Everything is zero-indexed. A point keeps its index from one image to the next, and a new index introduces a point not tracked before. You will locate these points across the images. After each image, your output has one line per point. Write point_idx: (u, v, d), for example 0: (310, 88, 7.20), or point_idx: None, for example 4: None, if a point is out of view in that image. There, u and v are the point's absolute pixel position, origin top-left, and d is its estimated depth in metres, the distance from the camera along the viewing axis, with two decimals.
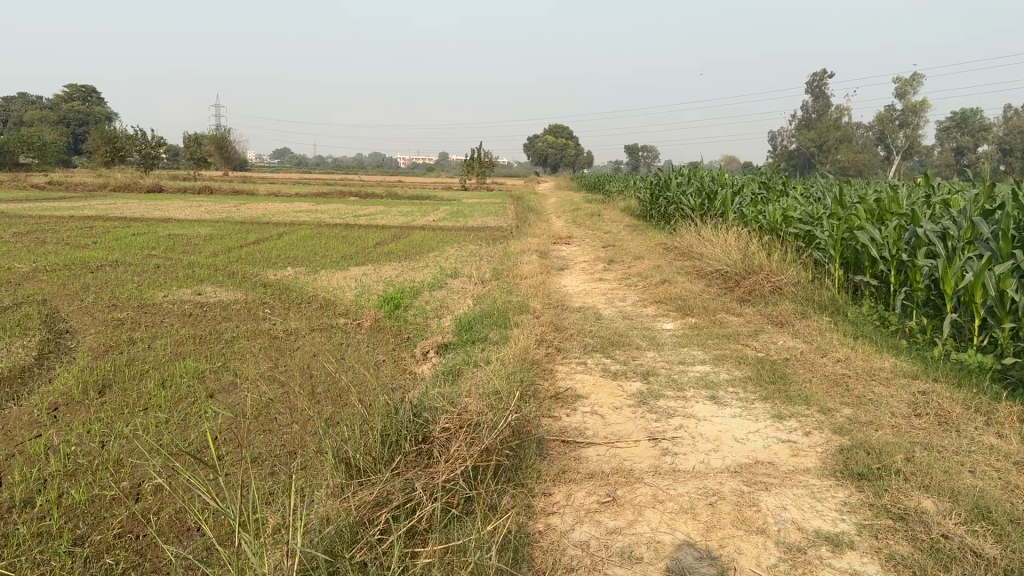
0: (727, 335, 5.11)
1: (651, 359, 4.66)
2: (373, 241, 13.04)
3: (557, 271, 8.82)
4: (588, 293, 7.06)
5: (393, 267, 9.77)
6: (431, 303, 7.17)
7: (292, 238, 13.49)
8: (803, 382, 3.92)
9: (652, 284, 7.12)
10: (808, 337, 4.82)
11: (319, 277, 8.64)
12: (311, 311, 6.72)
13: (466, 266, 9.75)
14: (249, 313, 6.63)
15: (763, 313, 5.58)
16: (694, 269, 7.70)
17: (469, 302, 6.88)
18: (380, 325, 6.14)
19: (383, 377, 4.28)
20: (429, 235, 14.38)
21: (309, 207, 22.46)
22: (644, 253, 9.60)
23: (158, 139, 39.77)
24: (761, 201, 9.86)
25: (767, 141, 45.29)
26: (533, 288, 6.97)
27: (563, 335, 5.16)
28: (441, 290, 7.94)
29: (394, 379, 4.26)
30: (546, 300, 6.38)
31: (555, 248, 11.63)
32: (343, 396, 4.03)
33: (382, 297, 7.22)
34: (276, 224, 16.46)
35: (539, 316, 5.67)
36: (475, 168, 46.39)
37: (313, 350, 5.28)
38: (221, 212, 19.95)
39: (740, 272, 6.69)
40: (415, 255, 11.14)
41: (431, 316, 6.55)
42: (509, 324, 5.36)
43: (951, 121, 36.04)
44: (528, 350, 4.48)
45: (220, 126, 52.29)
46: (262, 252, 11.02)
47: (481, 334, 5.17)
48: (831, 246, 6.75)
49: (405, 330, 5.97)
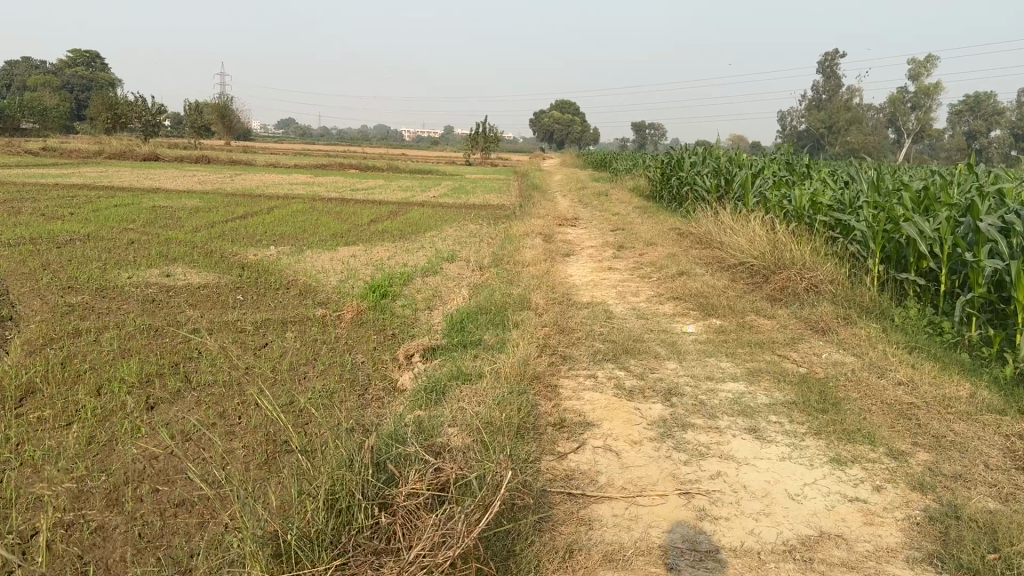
0: (760, 343, 4.41)
1: (673, 372, 3.96)
2: (368, 218, 12.33)
3: (562, 257, 8.09)
4: (596, 285, 6.34)
5: (386, 247, 9.06)
6: (424, 292, 6.46)
7: (282, 212, 12.74)
8: (863, 414, 3.23)
9: (668, 276, 6.40)
10: (857, 349, 4.12)
11: (303, 259, 7.93)
12: (288, 299, 6.03)
13: (464, 249, 9.03)
14: (218, 301, 5.92)
15: (800, 316, 4.88)
16: (714, 260, 6.97)
17: (464, 293, 6.17)
18: (362, 318, 5.44)
19: (353, 402, 3.60)
20: (426, 213, 13.62)
21: (305, 180, 21.66)
22: (657, 239, 8.87)
23: (157, 106, 38.99)
24: (784, 183, 9.08)
25: (777, 121, 44.27)
26: (537, 278, 6.27)
27: (570, 338, 4.46)
28: (435, 276, 7.24)
29: (369, 403, 3.58)
30: (551, 293, 5.67)
31: (561, 231, 10.89)
32: (305, 421, 3.37)
33: (368, 284, 6.50)
34: (267, 197, 15.72)
35: (542, 314, 4.97)
36: (480, 142, 45.41)
37: (281, 351, 4.61)
38: (214, 183, 19.17)
39: (769, 266, 5.96)
40: (410, 235, 10.41)
41: (420, 309, 5.85)
42: (508, 324, 4.64)
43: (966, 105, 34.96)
44: (529, 360, 3.79)
45: (220, 96, 51.34)
46: (247, 229, 10.30)
47: (475, 335, 4.47)
48: (870, 239, 6.00)
49: (390, 326, 5.27)
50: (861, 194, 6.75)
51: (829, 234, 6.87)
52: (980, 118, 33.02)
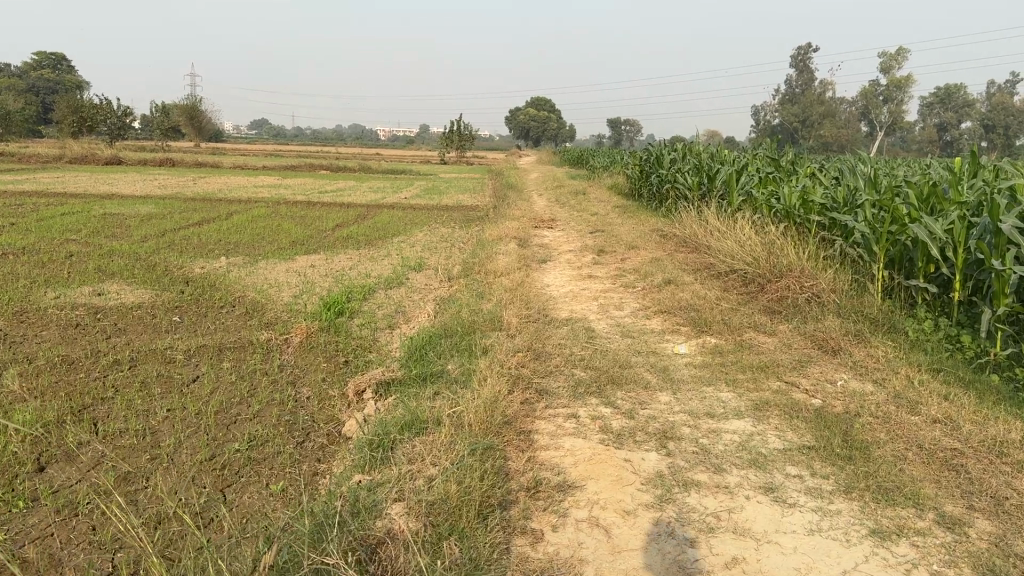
0: (764, 367, 3.85)
1: (667, 406, 3.39)
2: (333, 222, 11.68)
3: (538, 265, 7.51)
4: (575, 296, 5.78)
5: (348, 255, 8.42)
6: (386, 307, 5.86)
7: (241, 218, 12.06)
8: (900, 465, 2.69)
9: (654, 286, 5.84)
10: (876, 374, 3.59)
11: (256, 271, 7.28)
12: (232, 321, 5.40)
13: (433, 256, 8.42)
14: (152, 326, 5.27)
15: (804, 332, 4.34)
16: (702, 265, 6.43)
17: (429, 308, 5.58)
18: (312, 341, 4.82)
19: (287, 469, 3.03)
20: (397, 216, 12.99)
21: (273, 182, 20.91)
22: (639, 242, 8.33)
23: (123, 108, 38.09)
24: (772, 180, 8.55)
25: (752, 116, 44.12)
26: (509, 290, 5.68)
27: (547, 366, 3.88)
28: (399, 288, 6.62)
29: (306, 472, 2.98)
30: (526, 309, 5.09)
31: (536, 233, 10.31)
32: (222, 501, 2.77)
33: (323, 299, 5.89)
34: (228, 201, 14.98)
35: (515, 335, 4.38)
36: (454, 141, 44.74)
37: (212, 390, 4.01)
38: (175, 187, 18.37)
39: (764, 273, 5.42)
40: (377, 241, 9.78)
41: (379, 328, 5.24)
42: (475, 348, 4.05)
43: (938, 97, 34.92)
44: (498, 400, 3.20)
45: (188, 98, 50.25)
46: (201, 238, 9.61)
47: (436, 364, 3.87)
48: (871, 241, 5.47)
49: (343, 351, 4.65)
50: (858, 190, 6.23)
51: (823, 235, 6.34)
52: (950, 109, 33.00)
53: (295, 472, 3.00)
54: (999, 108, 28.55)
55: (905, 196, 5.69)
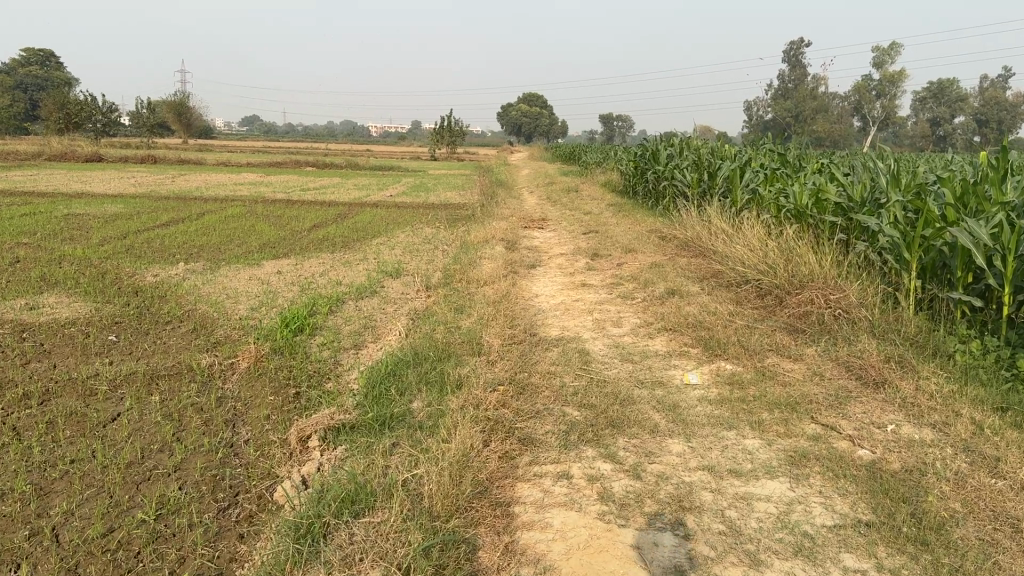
0: (794, 405, 3.20)
1: (682, 460, 2.74)
2: (309, 222, 10.99)
3: (526, 270, 6.86)
4: (567, 309, 5.13)
5: (320, 259, 7.74)
6: (354, 322, 5.18)
7: (213, 218, 11.35)
8: (995, 559, 2.04)
9: (656, 297, 5.20)
10: (935, 418, 2.95)
11: (214, 279, 6.59)
12: (176, 343, 4.72)
13: (413, 260, 7.74)
14: (80, 347, 4.59)
15: (836, 358, 3.69)
16: (708, 273, 5.79)
17: (401, 325, 4.91)
18: (261, 368, 4.15)
19: (196, 556, 2.37)
20: (379, 215, 12.31)
21: (254, 178, 20.17)
22: (636, 245, 7.68)
23: (105, 103, 37.27)
24: (778, 177, 7.90)
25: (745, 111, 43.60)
26: (492, 303, 5.02)
27: (531, 403, 3.21)
28: (372, 298, 5.95)
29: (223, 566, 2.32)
30: (510, 327, 4.43)
31: (525, 234, 9.65)
32: None
33: (283, 313, 5.22)
34: (203, 200, 14.25)
35: (496, 363, 3.72)
36: (444, 137, 44.05)
37: (130, 433, 3.32)
38: (150, 185, 17.62)
39: (781, 284, 4.76)
40: (354, 243, 9.10)
41: (342, 349, 4.56)
42: (448, 381, 3.38)
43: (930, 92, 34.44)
44: (468, 459, 2.54)
45: (174, 95, 49.39)
46: (163, 241, 8.91)
47: (398, 403, 3.20)
48: (899, 246, 4.82)
49: (295, 381, 3.98)
50: (880, 187, 5.57)
51: (841, 238, 5.69)
52: (944, 104, 32.58)
53: (206, 561, 2.34)
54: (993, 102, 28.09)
55: (936, 194, 5.04)
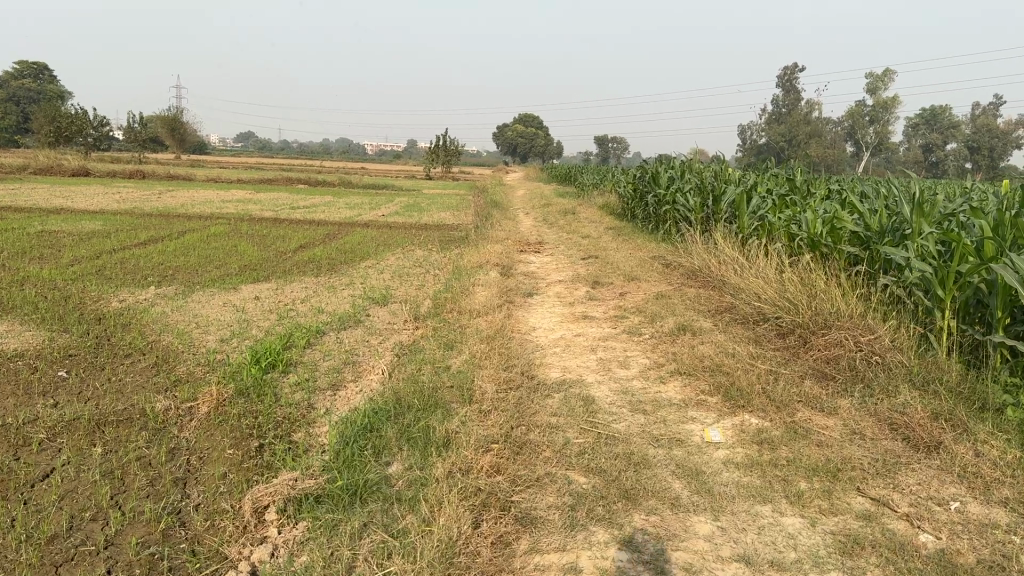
0: (837, 473, 2.74)
1: (711, 546, 2.28)
2: (295, 242, 10.56)
3: (522, 300, 6.42)
4: (567, 346, 4.69)
5: (302, 283, 7.30)
6: (333, 357, 4.71)
7: (195, 237, 10.90)
8: None
9: (664, 334, 4.76)
10: (1009, 497, 2.49)
11: (185, 305, 6.11)
12: (132, 381, 4.25)
13: (402, 285, 7.30)
14: (25, 384, 4.11)
15: (876, 413, 3.24)
16: (719, 307, 5.35)
17: (384, 362, 4.44)
18: (224, 416, 3.69)
19: None
20: (368, 236, 11.89)
21: (245, 196, 19.74)
22: (638, 272, 7.26)
23: (98, 117, 36.99)
24: (789, 203, 7.50)
25: (740, 135, 43.60)
26: (486, 338, 4.57)
27: (529, 467, 2.75)
28: (355, 328, 5.50)
29: None
30: (505, 367, 3.97)
31: (521, 259, 9.23)
32: None
33: (255, 347, 4.76)
34: (189, 217, 13.82)
35: (489, 413, 3.26)
36: (439, 156, 43.85)
37: (61, 498, 2.84)
38: (136, 201, 17.19)
39: (804, 323, 4.32)
40: (340, 265, 8.66)
41: (316, 390, 4.09)
42: (433, 439, 2.92)
43: (924, 118, 34.41)
44: (453, 551, 2.07)
45: (168, 110, 49.10)
46: (137, 262, 8.45)
47: (373, 466, 2.73)
48: (930, 283, 4.37)
49: (260, 432, 3.50)
50: (903, 216, 5.13)
51: (863, 271, 5.25)
52: (938, 131, 32.54)
53: None
54: (985, 129, 28.00)
55: (969, 226, 4.59)
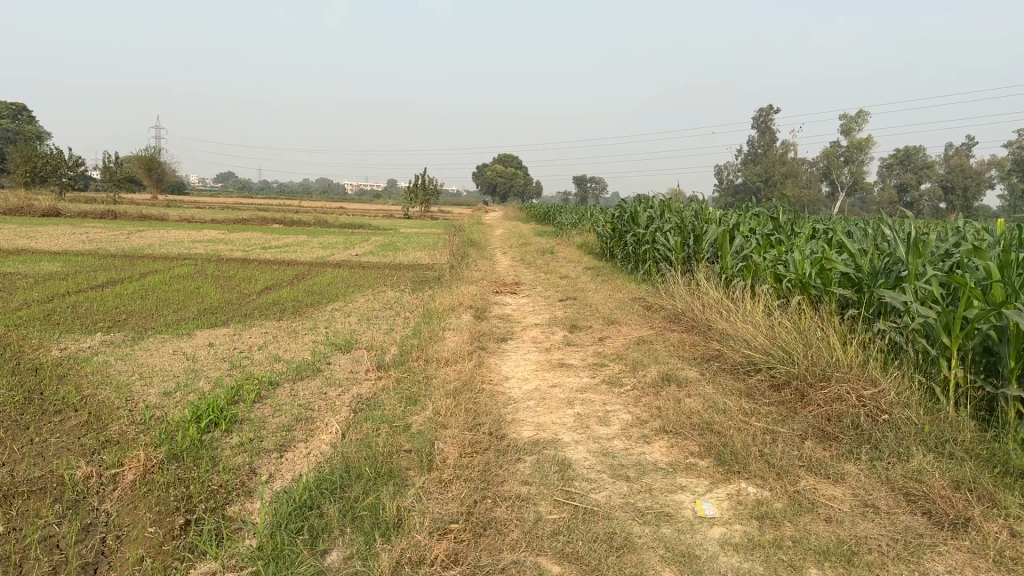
0: (854, 558, 2.35)
1: None
2: (263, 284, 10.12)
3: (496, 345, 6.03)
4: (543, 399, 4.28)
5: (263, 328, 6.85)
6: (283, 412, 4.26)
7: (157, 279, 10.43)
8: None
9: (648, 386, 4.38)
10: None
11: (132, 354, 5.65)
12: (56, 443, 3.78)
13: (369, 330, 6.88)
14: None
15: (890, 482, 2.86)
16: (707, 355, 4.98)
17: (339, 419, 4.00)
18: (151, 486, 3.23)
19: None
20: (340, 276, 11.48)
21: (216, 236, 19.28)
22: (619, 315, 6.91)
23: (74, 157, 36.57)
24: (775, 243, 7.21)
25: (716, 175, 43.95)
26: (453, 391, 4.15)
27: (493, 555, 2.33)
28: (313, 378, 5.07)
29: None
30: (472, 426, 3.55)
31: (497, 301, 8.87)
32: None
33: (199, 402, 4.31)
34: (155, 258, 13.36)
35: (451, 484, 2.84)
36: (417, 196, 43.71)
37: None
38: (104, 241, 16.70)
39: (802, 375, 3.96)
40: (307, 308, 8.22)
41: (261, 452, 3.64)
42: (382, 519, 2.49)
43: (897, 159, 34.81)
44: None
45: (145, 150, 48.71)
46: (91, 306, 7.98)
47: (308, 556, 2.29)
48: (932, 330, 4.04)
49: (190, 505, 3.05)
50: (897, 257, 4.82)
51: (858, 315, 4.92)
52: (911, 172, 32.92)
53: None
54: (957, 170, 28.31)
55: (971, 268, 4.28)
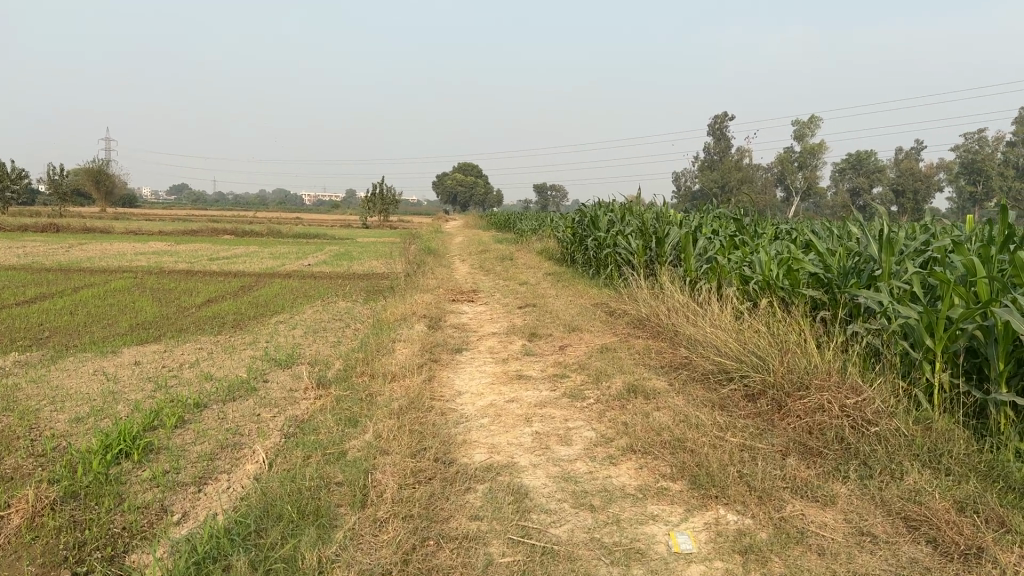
0: None
1: None
2: (205, 296, 9.56)
3: (449, 357, 5.62)
4: (498, 416, 3.89)
5: (197, 344, 6.34)
6: (208, 438, 3.80)
7: (92, 292, 9.80)
8: None
9: (612, 399, 4.02)
10: None
11: (46, 376, 5.11)
12: None
13: (314, 343, 6.42)
14: None
15: (885, 505, 2.54)
16: (675, 364, 4.65)
17: (268, 445, 3.56)
18: (37, 534, 2.74)
19: None
20: (289, 287, 10.95)
21: (162, 248, 18.48)
22: (579, 322, 6.56)
23: (17, 170, 35.28)
24: (739, 243, 6.94)
25: (674, 181, 44.16)
26: (397, 411, 3.74)
27: None
28: (246, 398, 4.60)
29: None
30: (417, 452, 3.14)
31: (453, 309, 8.46)
32: None
33: (111, 429, 3.82)
34: (94, 271, 12.66)
35: (388, 524, 2.43)
36: (376, 205, 43.08)
37: None
38: (41, 255, 15.90)
39: (778, 384, 3.65)
40: (249, 321, 7.72)
41: (175, 486, 3.18)
42: (301, 572, 2.08)
43: (850, 163, 35.30)
44: None
45: (93, 162, 47.27)
46: (11, 323, 7.36)
47: None
48: (913, 332, 3.75)
49: (81, 555, 2.59)
50: (869, 255, 4.54)
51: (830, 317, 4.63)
52: (863, 175, 33.40)
53: None
54: (908, 172, 28.73)
55: (950, 264, 4.01)
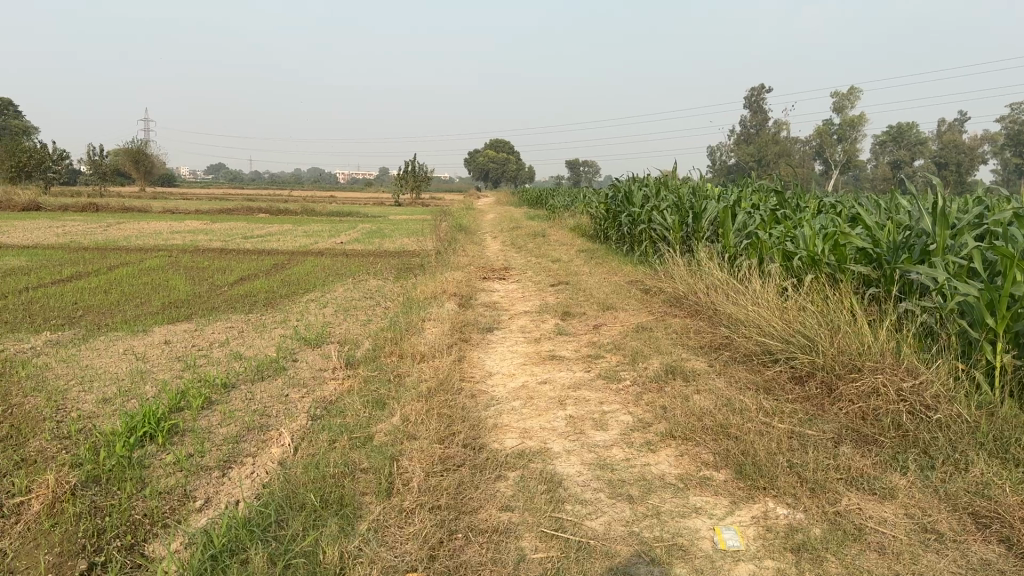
0: None
1: None
2: (237, 275, 9.55)
3: (480, 337, 5.48)
4: (530, 399, 3.74)
5: (227, 323, 6.29)
6: (234, 420, 3.72)
7: (126, 271, 9.84)
8: None
9: (649, 381, 3.84)
10: None
11: (76, 355, 5.08)
12: None
13: (344, 322, 6.33)
14: None
15: (950, 499, 2.34)
16: (715, 344, 4.45)
17: (294, 428, 3.46)
18: (56, 521, 2.66)
19: None
20: (321, 265, 10.91)
21: (197, 227, 18.62)
22: (614, 300, 6.37)
23: (58, 151, 35.87)
24: (781, 218, 6.66)
25: (709, 155, 43.39)
26: (426, 393, 3.61)
27: None
28: (273, 378, 4.51)
29: None
30: (445, 437, 3.01)
31: (484, 287, 8.32)
32: None
33: (137, 410, 3.75)
34: (130, 250, 12.76)
35: (414, 515, 2.30)
36: (408, 182, 43.06)
37: None
38: (80, 234, 16.11)
39: (828, 366, 3.44)
40: (280, 300, 7.66)
41: (199, 470, 3.10)
42: (321, 568, 1.96)
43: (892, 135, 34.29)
44: None
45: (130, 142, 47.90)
46: (45, 302, 7.39)
47: None
48: (973, 310, 3.50)
49: (100, 543, 2.51)
50: (923, 228, 4.28)
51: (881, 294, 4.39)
52: (905, 147, 32.44)
53: None
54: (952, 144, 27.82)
55: (1012, 236, 3.74)
